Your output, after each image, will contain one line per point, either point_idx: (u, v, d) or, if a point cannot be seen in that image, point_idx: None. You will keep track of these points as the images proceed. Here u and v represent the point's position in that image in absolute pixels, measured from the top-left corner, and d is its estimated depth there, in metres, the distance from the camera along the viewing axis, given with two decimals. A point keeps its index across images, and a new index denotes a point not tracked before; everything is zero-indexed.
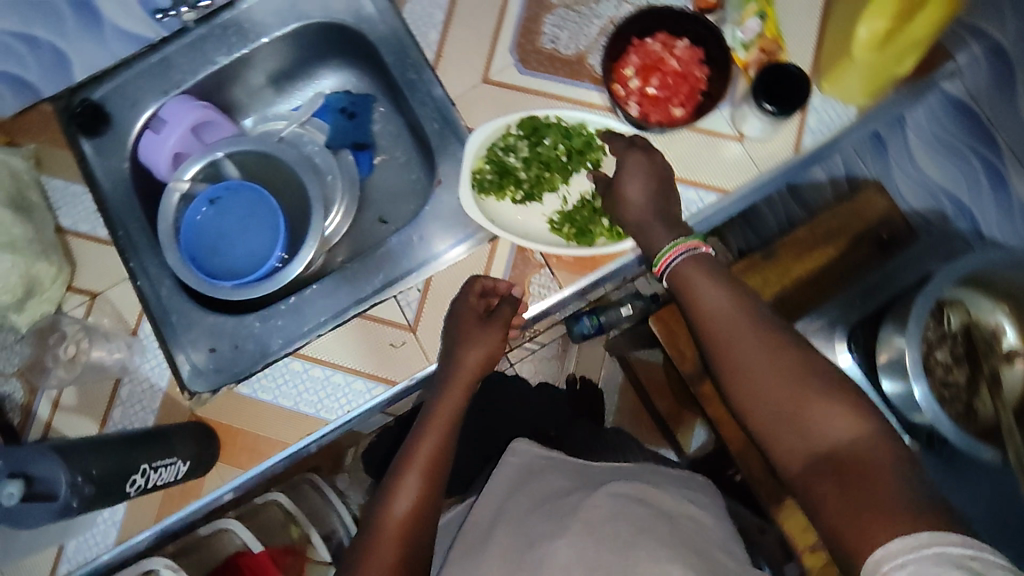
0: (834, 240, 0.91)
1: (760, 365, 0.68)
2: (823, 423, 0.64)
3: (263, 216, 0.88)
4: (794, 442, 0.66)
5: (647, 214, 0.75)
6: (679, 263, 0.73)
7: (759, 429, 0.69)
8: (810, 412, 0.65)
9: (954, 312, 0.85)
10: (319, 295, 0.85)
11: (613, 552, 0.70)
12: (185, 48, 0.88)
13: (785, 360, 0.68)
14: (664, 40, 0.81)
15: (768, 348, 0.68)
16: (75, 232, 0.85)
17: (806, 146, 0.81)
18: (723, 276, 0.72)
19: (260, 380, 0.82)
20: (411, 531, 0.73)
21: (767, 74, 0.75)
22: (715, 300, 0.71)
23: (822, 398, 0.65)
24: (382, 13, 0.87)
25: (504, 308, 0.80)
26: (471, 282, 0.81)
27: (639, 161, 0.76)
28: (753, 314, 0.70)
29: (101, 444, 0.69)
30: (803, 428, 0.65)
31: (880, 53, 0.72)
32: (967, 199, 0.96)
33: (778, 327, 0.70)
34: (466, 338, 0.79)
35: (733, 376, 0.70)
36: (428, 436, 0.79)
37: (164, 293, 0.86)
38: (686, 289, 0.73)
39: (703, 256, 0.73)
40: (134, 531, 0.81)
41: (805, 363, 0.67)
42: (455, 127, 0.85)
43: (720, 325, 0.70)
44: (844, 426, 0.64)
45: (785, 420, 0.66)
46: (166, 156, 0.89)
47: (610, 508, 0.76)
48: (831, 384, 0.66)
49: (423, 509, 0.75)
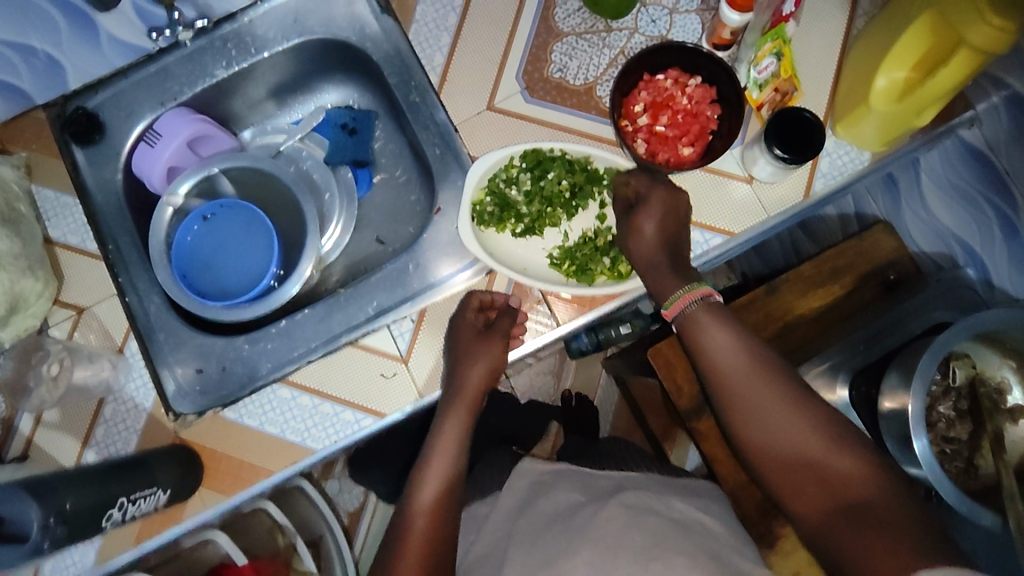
0: (841, 279, 0.92)
1: (774, 414, 0.67)
2: (839, 474, 0.64)
3: (258, 235, 0.85)
4: (809, 491, 0.65)
5: (663, 260, 0.74)
6: (689, 310, 0.71)
7: (771, 477, 0.68)
8: (826, 462, 0.65)
9: (959, 366, 0.83)
10: (311, 320, 0.82)
11: (631, 564, 0.70)
12: (183, 59, 0.86)
13: (799, 409, 0.67)
14: (676, 77, 0.78)
15: (781, 397, 0.68)
16: (63, 244, 0.83)
17: (816, 191, 0.79)
18: (734, 322, 0.71)
19: (247, 405, 0.80)
20: (437, 533, 0.76)
21: (779, 119, 0.73)
22: (727, 346, 0.70)
23: (837, 449, 0.65)
24: (387, 32, 0.85)
25: (503, 320, 0.81)
26: (467, 296, 0.82)
27: (663, 201, 0.73)
28: (765, 361, 0.69)
29: (79, 478, 0.68)
30: (818, 478, 0.65)
31: (900, 105, 0.70)
32: (978, 247, 0.94)
33: (788, 373, 0.69)
34: (467, 354, 0.81)
35: (746, 424, 0.69)
36: (443, 440, 0.81)
37: (152, 310, 0.83)
38: (694, 334, 0.71)
39: (711, 300, 0.72)
40: (114, 553, 0.79)
41: (819, 413, 0.67)
42: (457, 153, 0.83)
43: (732, 373, 0.69)
44: (861, 478, 0.63)
45: (799, 469, 0.66)
46: (160, 169, 0.86)
47: (624, 520, 0.75)
48: (845, 434, 0.66)
49: (443, 510, 0.77)
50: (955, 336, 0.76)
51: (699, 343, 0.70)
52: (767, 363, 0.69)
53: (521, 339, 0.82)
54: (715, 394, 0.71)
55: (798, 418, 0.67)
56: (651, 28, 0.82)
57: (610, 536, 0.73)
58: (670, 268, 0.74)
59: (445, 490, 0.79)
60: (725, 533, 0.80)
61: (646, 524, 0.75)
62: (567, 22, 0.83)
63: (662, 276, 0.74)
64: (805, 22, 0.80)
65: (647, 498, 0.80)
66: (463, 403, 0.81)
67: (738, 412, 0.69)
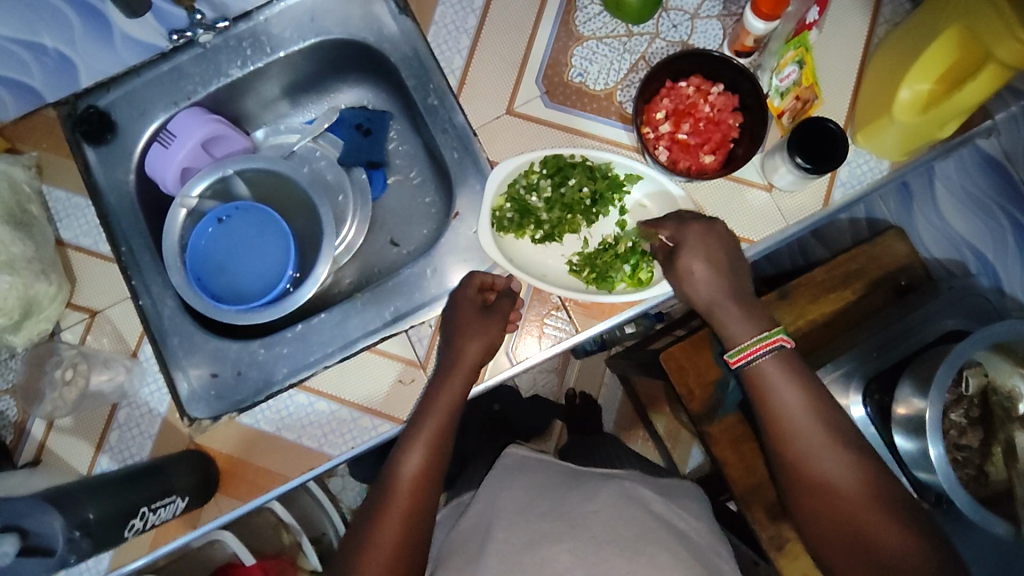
0: (855, 283, 0.94)
1: (834, 473, 0.71)
2: (885, 539, 0.68)
3: (271, 241, 0.84)
4: (840, 543, 0.70)
5: (721, 294, 0.74)
6: (760, 358, 0.73)
7: (815, 532, 0.72)
8: (873, 530, 0.68)
9: (972, 375, 0.82)
10: (328, 324, 0.81)
11: (619, 557, 0.70)
12: (197, 58, 0.85)
13: (858, 471, 0.71)
14: (699, 84, 0.78)
15: (843, 457, 0.71)
16: (76, 246, 0.83)
17: (835, 200, 0.79)
18: (803, 379, 0.73)
19: (264, 411, 0.79)
20: (408, 537, 0.72)
21: (803, 129, 0.72)
22: (793, 400, 0.72)
23: (888, 518, 0.69)
24: (405, 33, 0.84)
25: (503, 302, 0.78)
26: (468, 276, 0.80)
27: (703, 235, 0.73)
28: (829, 420, 0.73)
29: (101, 488, 0.67)
30: (864, 541, 0.69)
31: (923, 117, 0.71)
32: (991, 256, 0.96)
33: (851, 433, 0.73)
34: (465, 330, 0.76)
35: (803, 477, 0.72)
36: (416, 442, 0.74)
37: (166, 312, 0.82)
38: (760, 381, 0.73)
39: (786, 352, 0.73)
40: (129, 559, 0.78)
41: (876, 479, 0.71)
42: (476, 158, 0.82)
43: (795, 427, 0.72)
44: (902, 545, 0.67)
45: (845, 529, 0.70)
46: (174, 171, 0.85)
47: (609, 513, 0.76)
48: (897, 504, 0.69)
49: (416, 514, 0.74)
50: (970, 345, 0.76)
51: (761, 391, 0.73)
52: (831, 422, 0.72)
53: (538, 348, 0.80)
54: (776, 443, 0.74)
55: (854, 482, 0.70)
56: (673, 32, 0.82)
57: (608, 528, 0.73)
58: (733, 300, 0.75)
59: (418, 491, 0.74)
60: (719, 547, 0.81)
61: (662, 531, 0.75)
62: (587, 26, 0.82)
63: (731, 311, 0.75)
64: (828, 30, 0.80)
65: (656, 502, 0.82)
66: (444, 396, 0.75)
67: (796, 464, 0.72)
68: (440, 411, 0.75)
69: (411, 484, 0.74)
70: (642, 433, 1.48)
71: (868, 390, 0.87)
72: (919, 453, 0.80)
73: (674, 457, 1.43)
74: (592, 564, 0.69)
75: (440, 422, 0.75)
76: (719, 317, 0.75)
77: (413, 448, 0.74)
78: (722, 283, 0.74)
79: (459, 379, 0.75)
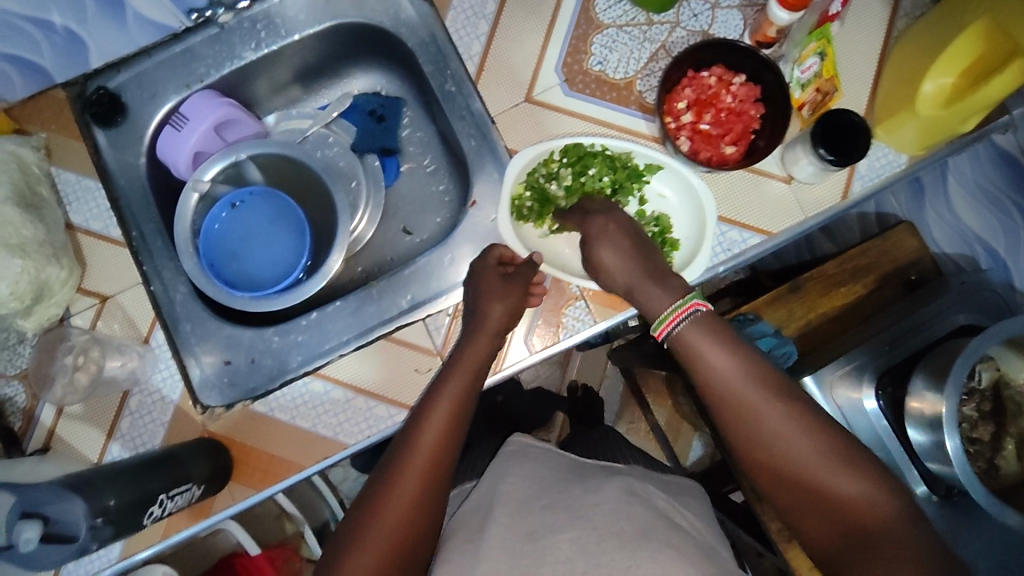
0: (863, 278, 0.95)
1: (786, 440, 0.65)
2: (850, 501, 0.63)
3: (289, 228, 0.84)
4: (808, 513, 0.65)
5: (636, 276, 0.72)
6: (681, 329, 0.69)
7: (782, 502, 0.67)
8: (838, 489, 0.63)
9: (984, 369, 0.83)
10: (342, 312, 0.81)
11: (619, 549, 0.65)
12: (210, 40, 0.84)
13: (808, 432, 0.65)
14: (721, 74, 0.78)
15: (789, 420, 0.65)
16: (86, 230, 0.81)
17: (854, 193, 0.78)
18: (728, 339, 0.69)
19: (278, 399, 0.78)
20: (419, 524, 0.68)
21: (825, 120, 0.72)
22: (726, 367, 0.67)
23: (851, 475, 0.63)
24: (423, 18, 0.83)
25: (524, 272, 0.77)
26: (489, 249, 0.79)
27: (606, 225, 0.75)
28: (765, 382, 0.67)
29: (115, 474, 0.66)
30: (829, 502, 0.64)
31: (947, 111, 0.70)
32: (1003, 253, 0.98)
33: (796, 392, 0.67)
34: (488, 293, 0.75)
35: (754, 452, 0.67)
36: (431, 428, 0.71)
37: (178, 299, 0.80)
38: (689, 353, 0.69)
39: (706, 317, 0.69)
40: (139, 548, 0.77)
41: (830, 438, 0.65)
42: (493, 145, 0.81)
43: (735, 398, 0.67)
44: (870, 505, 0.62)
45: (807, 498, 0.65)
46: (186, 155, 0.83)
47: (610, 506, 0.72)
48: (857, 460, 0.64)
49: (423, 509, 0.68)
50: (986, 340, 0.77)
51: (694, 363, 0.69)
52: (770, 382, 0.67)
53: (558, 337, 0.80)
54: (718, 416, 0.69)
55: (810, 447, 0.64)
56: (693, 22, 0.81)
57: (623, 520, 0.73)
58: (651, 280, 0.71)
59: (426, 486, 0.69)
60: (718, 543, 0.77)
61: (677, 523, 0.75)
62: (607, 14, 0.82)
63: (653, 293, 0.71)
64: (849, 21, 0.80)
65: (660, 498, 0.78)
66: (456, 383, 0.73)
67: (744, 438, 0.67)
68: (451, 401, 0.72)
69: (416, 479, 0.69)
70: (644, 425, 1.48)
71: (881, 382, 0.86)
72: (933, 446, 0.80)
73: (675, 448, 1.44)
74: (593, 554, 0.65)
75: (451, 411, 0.72)
76: (640, 299, 0.72)
77: (422, 442, 0.70)
78: (634, 266, 0.72)
79: (474, 369, 0.74)
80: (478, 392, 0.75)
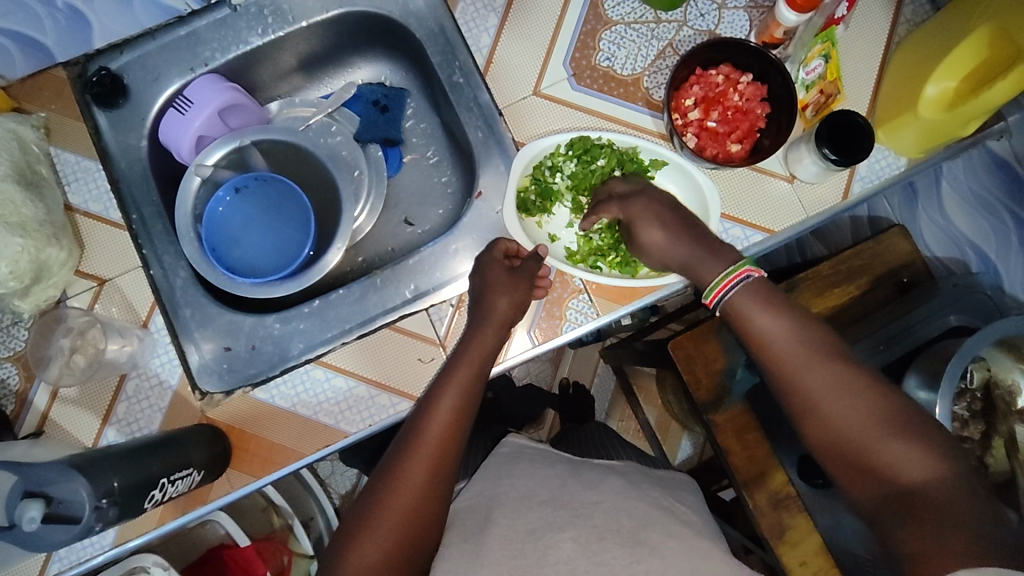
0: (857, 279, 0.96)
1: (832, 401, 0.64)
2: (897, 466, 0.60)
3: (292, 214, 0.83)
4: (856, 477, 0.63)
5: (691, 251, 0.73)
6: (731, 295, 0.70)
7: (834, 468, 0.65)
8: (886, 455, 0.61)
9: (975, 370, 0.84)
10: (345, 300, 0.80)
11: (621, 546, 0.64)
12: (216, 24, 0.83)
13: (858, 398, 0.63)
14: (728, 73, 0.78)
15: (842, 379, 0.64)
16: (85, 212, 0.80)
17: (854, 193, 0.80)
18: (780, 305, 0.69)
19: (279, 386, 0.78)
20: (424, 511, 0.67)
21: (831, 120, 0.73)
22: (768, 331, 0.68)
23: (901, 440, 0.61)
24: (432, 9, 0.83)
25: (530, 265, 0.77)
26: (493, 243, 0.79)
27: (647, 207, 0.75)
28: (813, 345, 0.67)
29: (115, 458, 0.65)
30: (876, 466, 0.61)
31: (948, 114, 0.72)
32: (993, 255, 1.01)
33: (856, 361, 0.66)
34: (494, 286, 0.75)
35: (802, 417, 0.66)
36: (438, 414, 0.71)
37: (178, 284, 0.80)
38: (733, 318, 0.70)
39: (757, 283, 0.69)
40: (132, 535, 0.76)
41: (885, 404, 0.63)
42: (500, 138, 0.82)
43: (779, 360, 0.67)
44: (919, 469, 0.59)
45: (855, 460, 0.63)
46: (189, 139, 0.82)
47: (612, 504, 0.70)
48: (912, 424, 0.61)
49: (432, 497, 0.68)
50: (977, 341, 0.77)
51: (747, 329, 0.69)
52: (822, 347, 0.66)
53: (561, 329, 0.80)
54: (773, 382, 0.68)
55: (860, 411, 0.63)
56: (700, 22, 0.82)
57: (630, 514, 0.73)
58: (708, 253, 0.72)
59: (435, 474, 0.69)
60: (714, 536, 0.76)
61: (682, 515, 0.75)
62: (616, 11, 0.83)
63: (707, 267, 0.72)
64: (853, 26, 0.81)
65: (656, 495, 0.77)
66: (462, 374, 0.73)
67: (796, 402, 0.66)
68: (456, 391, 0.72)
69: (426, 468, 0.69)
70: (633, 424, 1.47)
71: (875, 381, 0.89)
72: None
73: (664, 446, 1.44)
74: (595, 552, 0.63)
75: (456, 403, 0.72)
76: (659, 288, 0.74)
77: (429, 431, 0.70)
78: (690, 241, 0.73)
79: (477, 360, 0.74)
80: (485, 380, 0.75)
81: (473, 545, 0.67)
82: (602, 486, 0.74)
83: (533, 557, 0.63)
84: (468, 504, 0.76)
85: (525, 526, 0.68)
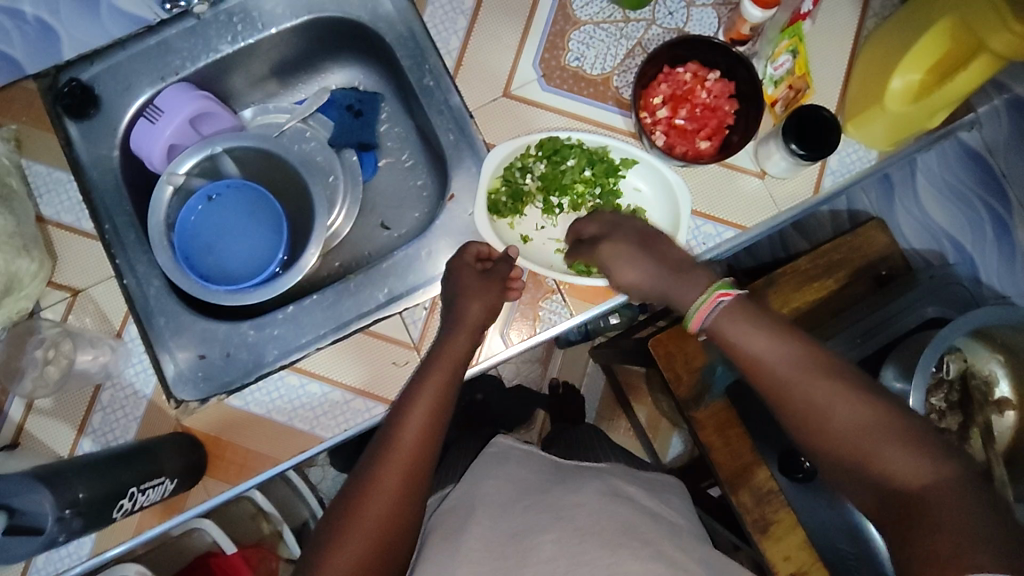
0: (836, 272, 0.96)
1: (831, 411, 0.61)
2: (897, 474, 0.57)
3: (266, 224, 0.83)
4: (857, 487, 0.60)
5: (665, 280, 0.72)
6: (714, 317, 0.68)
7: (836, 479, 0.62)
8: (884, 464, 0.58)
9: (952, 361, 0.86)
10: (319, 305, 0.81)
11: (602, 546, 0.63)
12: (186, 32, 0.83)
13: (851, 407, 0.60)
14: (696, 70, 0.79)
15: (831, 389, 0.62)
16: (57, 223, 0.80)
17: (826, 187, 0.80)
18: (765, 320, 0.66)
19: (254, 393, 0.78)
20: (395, 521, 0.67)
21: (798, 116, 0.73)
22: (765, 345, 0.65)
23: (896, 447, 0.58)
24: (401, 13, 0.83)
25: (501, 267, 0.78)
26: (463, 248, 0.80)
27: (614, 246, 0.75)
28: (811, 356, 0.64)
29: (86, 469, 0.66)
30: (874, 475, 0.59)
31: (915, 106, 0.73)
32: (968, 244, 1.02)
33: (844, 367, 0.63)
34: (466, 289, 0.76)
35: (807, 433, 0.63)
36: (410, 422, 0.71)
37: (152, 292, 0.80)
38: (724, 341, 0.68)
39: (734, 305, 0.67)
40: (110, 544, 0.75)
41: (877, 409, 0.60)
42: (471, 141, 0.82)
43: (774, 375, 0.64)
44: (919, 476, 0.56)
45: (861, 473, 0.60)
46: (160, 148, 0.83)
47: (594, 505, 0.70)
48: (908, 428, 0.59)
49: (405, 505, 0.68)
50: (953, 331, 0.76)
51: (733, 348, 0.67)
52: (810, 360, 0.63)
53: (536, 329, 0.80)
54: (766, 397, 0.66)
55: (853, 421, 0.60)
56: (668, 19, 0.83)
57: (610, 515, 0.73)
58: (678, 278, 0.71)
59: (409, 479, 0.69)
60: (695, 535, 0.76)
61: (662, 514, 0.75)
62: (584, 11, 0.83)
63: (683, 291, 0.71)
64: (821, 19, 0.81)
65: (636, 495, 0.76)
66: (435, 380, 0.73)
67: (792, 417, 0.64)
68: (429, 398, 0.72)
69: (398, 475, 0.68)
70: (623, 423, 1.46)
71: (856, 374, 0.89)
72: None
73: (655, 445, 1.43)
74: (576, 553, 0.63)
75: (429, 410, 0.72)
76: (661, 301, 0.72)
77: (402, 439, 0.70)
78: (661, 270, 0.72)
79: (449, 364, 0.74)
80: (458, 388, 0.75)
81: (452, 550, 0.66)
82: (584, 488, 0.74)
83: (513, 559, 0.63)
84: (450, 509, 0.76)
85: (503, 529, 0.68)
